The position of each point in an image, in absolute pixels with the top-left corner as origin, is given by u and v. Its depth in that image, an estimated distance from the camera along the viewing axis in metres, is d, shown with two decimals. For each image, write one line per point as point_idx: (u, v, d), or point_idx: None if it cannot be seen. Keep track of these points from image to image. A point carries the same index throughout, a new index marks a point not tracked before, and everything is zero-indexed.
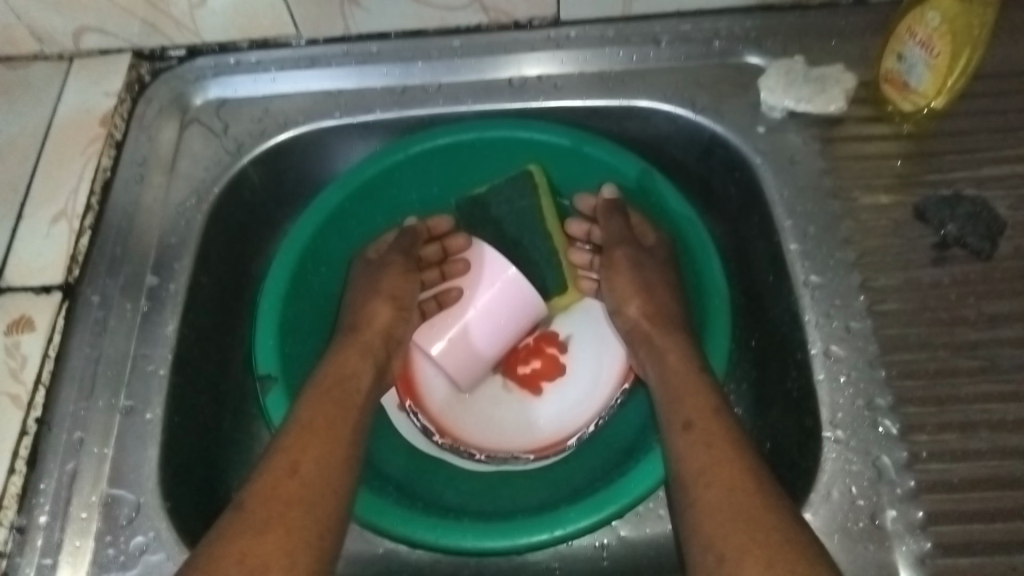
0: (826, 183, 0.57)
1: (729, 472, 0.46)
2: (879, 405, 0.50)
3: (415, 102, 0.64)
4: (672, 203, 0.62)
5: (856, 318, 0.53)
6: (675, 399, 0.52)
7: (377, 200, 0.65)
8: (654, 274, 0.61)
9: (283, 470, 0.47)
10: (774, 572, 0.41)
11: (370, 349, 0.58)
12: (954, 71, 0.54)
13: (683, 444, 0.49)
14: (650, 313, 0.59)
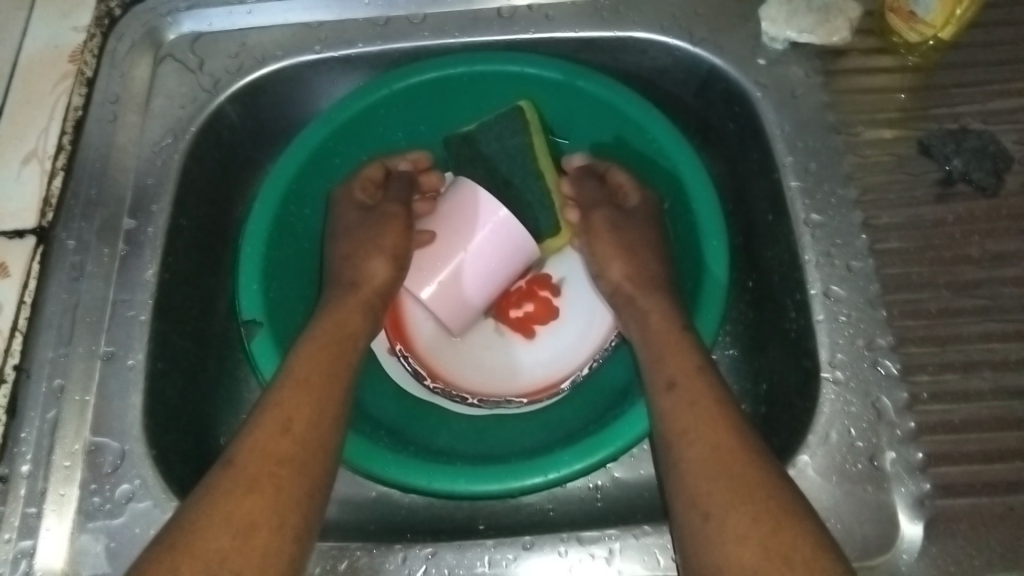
0: (828, 118, 0.55)
1: (716, 427, 0.45)
2: (879, 345, 0.49)
3: (399, 35, 0.61)
4: (668, 146, 0.59)
5: (857, 258, 0.52)
6: (660, 358, 0.50)
7: (362, 137, 0.63)
8: (637, 236, 0.59)
9: (275, 427, 0.46)
10: (759, 528, 0.40)
11: (366, 304, 0.56)
12: (964, 0, 0.51)
13: (666, 404, 0.48)
14: (631, 274, 0.58)
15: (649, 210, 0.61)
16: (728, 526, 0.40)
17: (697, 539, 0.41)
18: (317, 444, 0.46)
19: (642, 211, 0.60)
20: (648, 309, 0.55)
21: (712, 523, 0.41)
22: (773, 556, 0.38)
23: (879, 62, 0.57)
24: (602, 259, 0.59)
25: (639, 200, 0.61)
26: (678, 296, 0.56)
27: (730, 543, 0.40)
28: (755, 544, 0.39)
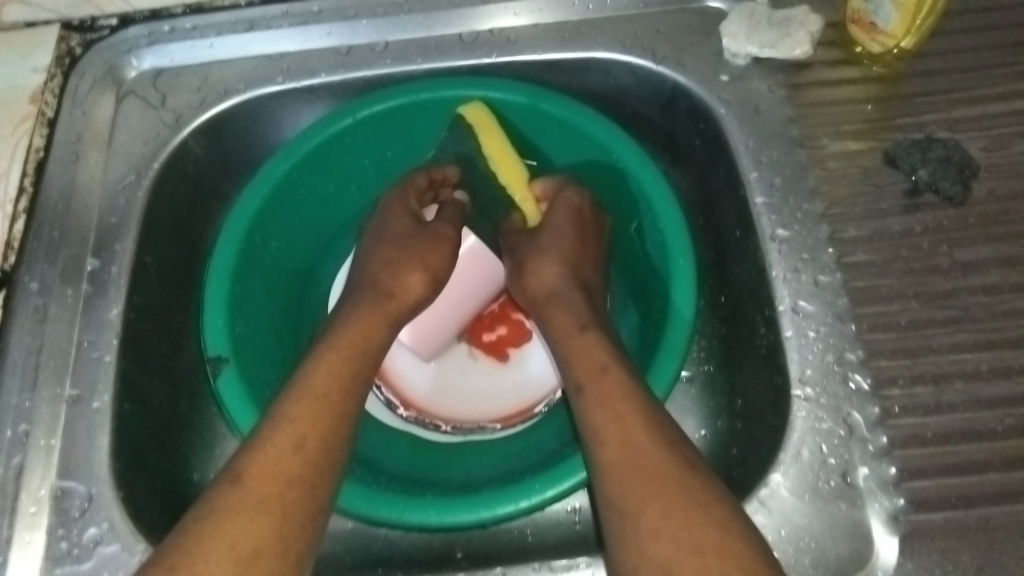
0: (792, 132, 0.55)
1: (625, 419, 0.44)
2: (849, 360, 0.49)
3: (362, 63, 0.61)
4: (635, 165, 0.58)
5: (825, 272, 0.51)
6: (570, 363, 0.50)
7: (331, 167, 0.62)
8: (547, 241, 0.58)
9: (288, 446, 0.42)
10: (670, 520, 0.39)
11: (387, 312, 0.54)
12: (922, 12, 0.51)
13: (579, 408, 0.47)
14: (538, 281, 0.57)
15: (571, 212, 0.59)
16: (640, 524, 0.40)
17: (616, 540, 0.40)
18: (328, 465, 0.43)
19: (558, 213, 0.59)
20: (551, 315, 0.55)
21: (626, 521, 0.40)
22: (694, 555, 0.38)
23: (843, 74, 0.56)
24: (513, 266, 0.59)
25: (562, 205, 0.59)
26: (583, 297, 0.55)
27: (645, 542, 0.39)
28: (668, 541, 0.38)
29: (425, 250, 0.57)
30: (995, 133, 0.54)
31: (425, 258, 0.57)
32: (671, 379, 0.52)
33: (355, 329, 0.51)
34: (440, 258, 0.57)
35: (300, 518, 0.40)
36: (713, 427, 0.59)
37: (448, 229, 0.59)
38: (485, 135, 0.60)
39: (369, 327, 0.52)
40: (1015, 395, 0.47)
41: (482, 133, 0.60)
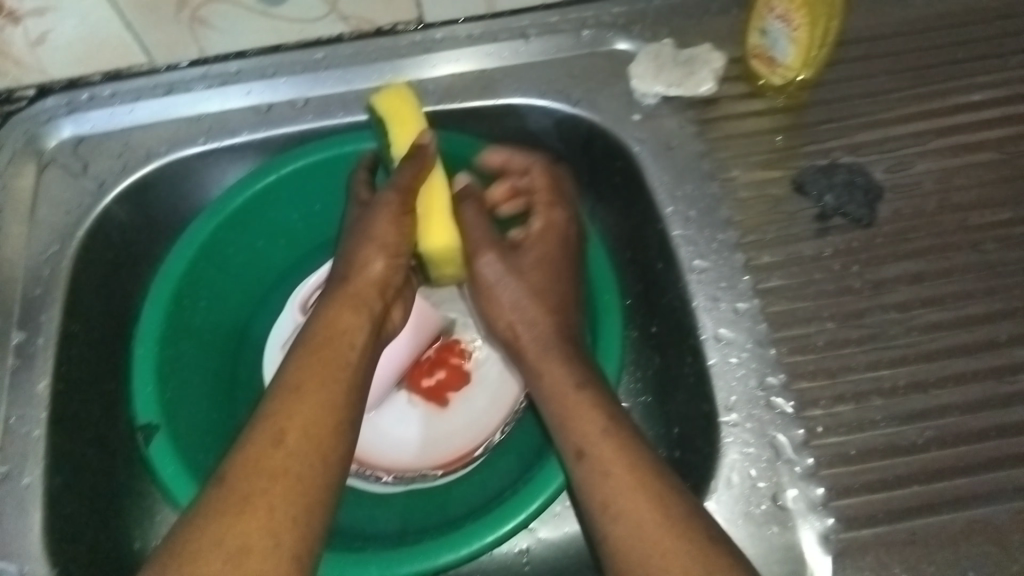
0: (703, 166, 0.57)
1: (633, 493, 0.43)
2: (771, 384, 0.50)
3: (283, 119, 0.62)
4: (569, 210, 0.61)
5: (743, 299, 0.53)
6: (565, 425, 0.49)
7: (259, 226, 0.62)
8: (535, 279, 0.57)
9: (267, 442, 0.42)
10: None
11: (364, 303, 0.52)
12: (816, 43, 0.53)
13: (581, 475, 0.46)
14: (523, 331, 0.55)
15: (551, 246, 0.58)
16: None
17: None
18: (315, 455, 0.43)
19: (540, 245, 0.58)
20: (540, 371, 0.53)
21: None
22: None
23: (750, 105, 0.58)
24: (499, 307, 0.56)
25: (548, 234, 0.58)
26: (572, 347, 0.53)
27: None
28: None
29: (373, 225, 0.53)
30: (896, 155, 0.56)
31: (372, 237, 0.53)
32: None
33: (329, 324, 0.50)
34: (393, 232, 0.53)
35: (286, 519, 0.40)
36: None
37: (395, 198, 0.53)
38: (406, 134, 0.54)
39: (353, 325, 0.50)
40: (932, 407, 0.49)
41: (401, 134, 0.54)
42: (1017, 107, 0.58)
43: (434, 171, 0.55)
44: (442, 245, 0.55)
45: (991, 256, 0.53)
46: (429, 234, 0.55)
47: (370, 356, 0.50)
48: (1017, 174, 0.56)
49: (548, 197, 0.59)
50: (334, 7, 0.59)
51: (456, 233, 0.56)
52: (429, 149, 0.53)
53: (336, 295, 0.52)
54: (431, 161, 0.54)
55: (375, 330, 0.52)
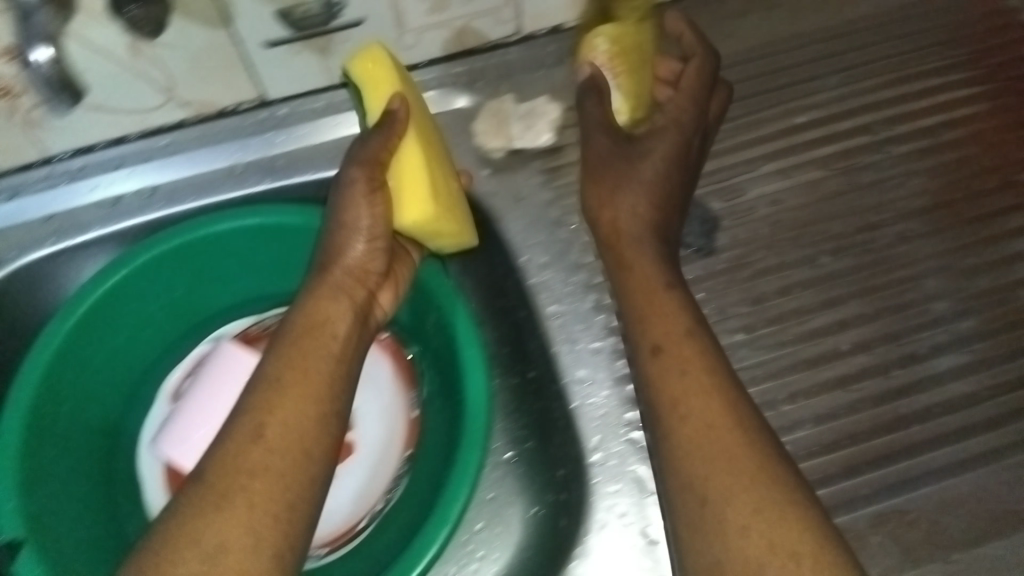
0: (551, 214, 0.60)
1: (704, 396, 0.45)
2: (630, 419, 0.52)
3: (131, 211, 0.63)
4: (450, 313, 0.57)
5: (597, 338, 0.55)
6: (644, 320, 0.49)
7: (120, 319, 0.61)
8: (646, 171, 0.55)
9: (246, 438, 0.45)
10: (756, 501, 0.40)
11: (345, 293, 0.53)
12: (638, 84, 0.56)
13: (655, 368, 0.47)
14: (621, 219, 0.54)
15: (671, 147, 0.55)
16: (731, 516, 0.40)
17: (695, 522, 0.41)
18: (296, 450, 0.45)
19: (663, 140, 0.55)
20: (628, 260, 0.53)
21: (712, 505, 0.41)
22: (779, 552, 0.39)
23: None
24: (601, 192, 0.55)
25: (670, 134, 0.55)
26: (664, 247, 0.53)
27: (734, 537, 0.40)
28: (761, 537, 0.40)
29: (345, 209, 0.52)
30: (728, 183, 0.60)
31: (348, 224, 0.53)
32: (478, 464, 0.52)
33: (309, 315, 0.51)
34: (366, 212, 0.53)
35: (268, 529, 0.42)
36: (531, 513, 0.58)
37: (361, 176, 0.52)
38: (380, 98, 0.54)
39: (335, 313, 0.52)
40: (786, 423, 0.51)
41: (375, 100, 0.54)
42: (832, 126, 0.62)
43: (407, 139, 0.54)
44: (412, 219, 0.53)
45: (827, 269, 0.57)
46: (401, 208, 0.54)
47: (352, 345, 0.52)
48: (846, 189, 0.60)
49: (689, 93, 0.56)
50: (170, 93, 0.60)
51: (431, 205, 0.54)
52: (399, 116, 0.53)
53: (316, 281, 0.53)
54: (404, 127, 0.53)
55: (358, 317, 0.53)
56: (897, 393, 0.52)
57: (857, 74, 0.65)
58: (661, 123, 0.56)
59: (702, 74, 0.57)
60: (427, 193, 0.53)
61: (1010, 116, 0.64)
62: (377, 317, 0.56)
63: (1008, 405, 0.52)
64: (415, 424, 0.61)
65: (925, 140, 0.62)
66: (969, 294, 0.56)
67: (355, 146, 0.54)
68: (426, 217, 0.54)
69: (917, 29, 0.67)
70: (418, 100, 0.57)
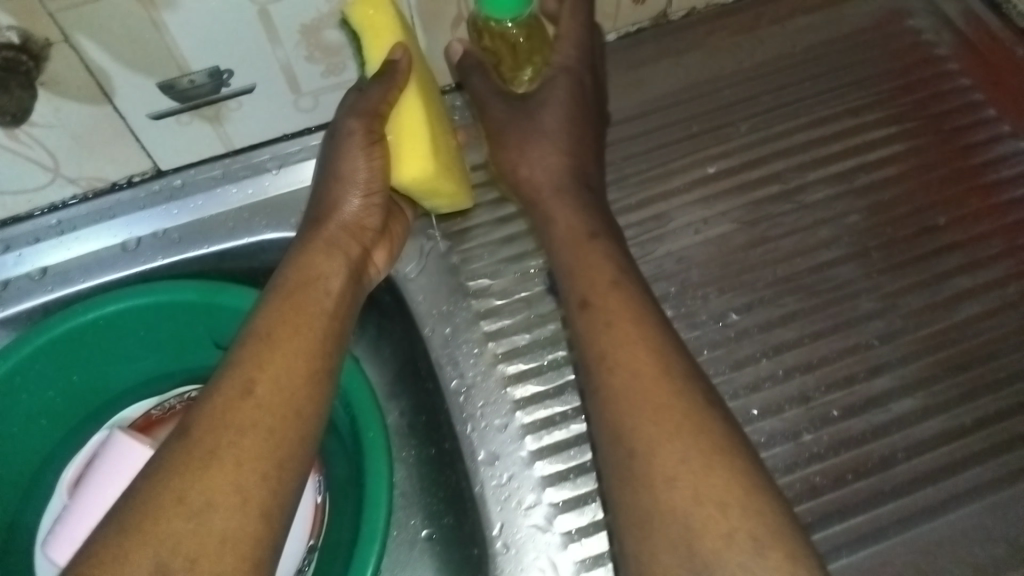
0: (458, 279, 0.59)
1: (650, 377, 0.43)
2: (530, 502, 0.51)
3: (21, 295, 0.60)
4: (360, 411, 0.54)
5: (500, 415, 0.54)
6: (574, 275, 0.50)
7: (11, 411, 0.58)
8: (549, 122, 0.55)
9: (234, 392, 0.44)
10: (684, 437, 0.41)
11: (339, 250, 0.54)
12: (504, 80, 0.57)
13: (585, 324, 0.47)
14: (536, 176, 0.55)
15: (570, 97, 0.55)
16: (658, 467, 0.40)
17: (624, 475, 0.41)
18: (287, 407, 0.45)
19: (560, 86, 0.55)
20: (552, 211, 0.54)
21: (640, 456, 0.41)
22: (706, 503, 0.38)
23: (502, 211, 0.61)
24: (511, 152, 0.56)
25: (565, 81, 0.55)
26: (584, 191, 0.54)
27: (662, 487, 0.40)
28: (688, 488, 0.39)
29: (340, 162, 0.53)
30: (640, 241, 0.60)
31: (344, 178, 0.53)
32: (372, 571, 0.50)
33: (302, 272, 0.51)
34: (364, 165, 0.53)
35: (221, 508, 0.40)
36: None
37: (360, 127, 0.51)
38: (379, 47, 0.51)
39: (327, 270, 0.52)
40: None
41: (374, 48, 0.51)
42: (744, 174, 0.62)
43: (408, 90, 0.52)
44: (412, 176, 0.52)
45: (737, 327, 0.56)
46: (402, 163, 0.53)
47: (346, 302, 0.53)
48: (754, 241, 0.59)
49: (571, 40, 0.55)
50: (56, 173, 0.57)
51: (432, 162, 0.53)
52: (400, 67, 0.51)
53: (309, 236, 0.54)
54: (405, 79, 0.51)
55: (352, 274, 0.54)
56: (811, 458, 0.52)
57: (771, 117, 0.64)
58: (549, 74, 0.56)
59: (576, 18, 0.55)
60: (427, 148, 0.52)
61: (931, 156, 0.63)
62: (372, 274, 0.57)
63: (930, 463, 0.51)
64: (320, 511, 0.59)
65: (841, 185, 0.61)
66: (886, 349, 0.55)
67: (351, 100, 0.53)
68: (427, 174, 0.53)
69: (833, 67, 0.66)
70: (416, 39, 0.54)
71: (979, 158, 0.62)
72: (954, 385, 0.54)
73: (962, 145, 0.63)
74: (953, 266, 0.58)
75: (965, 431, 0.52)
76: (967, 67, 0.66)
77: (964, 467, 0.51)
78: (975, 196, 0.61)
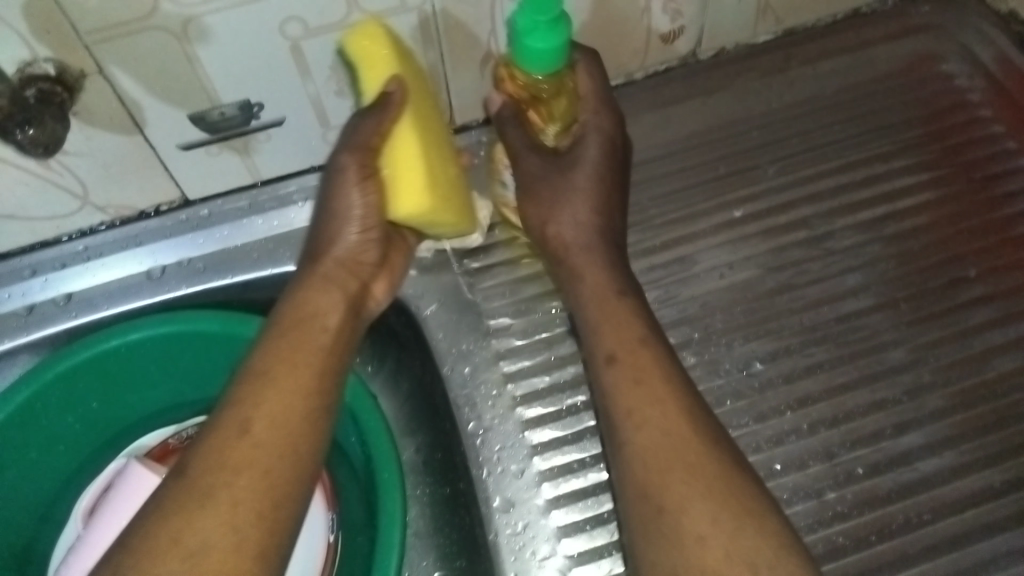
0: (479, 318, 0.59)
1: (687, 443, 0.43)
2: (543, 553, 0.51)
3: (45, 320, 0.61)
4: (376, 448, 0.54)
5: (517, 460, 0.54)
6: (601, 330, 0.49)
7: (32, 436, 0.59)
8: (578, 181, 0.54)
9: (232, 431, 0.44)
10: (716, 497, 0.41)
11: (337, 285, 0.54)
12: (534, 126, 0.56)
13: (612, 377, 0.47)
14: (565, 233, 0.54)
15: (602, 157, 0.54)
16: (687, 525, 0.40)
17: (650, 528, 0.41)
18: (281, 447, 0.45)
19: (591, 145, 0.54)
20: (579, 270, 0.53)
21: (669, 516, 0.41)
22: (733, 563, 0.39)
23: (524, 248, 0.61)
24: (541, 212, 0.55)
25: (594, 138, 0.54)
26: (613, 251, 0.54)
27: (690, 546, 0.40)
28: (717, 547, 0.39)
29: (337, 199, 0.52)
30: (662, 286, 0.59)
31: (339, 212, 0.53)
32: None
33: (298, 307, 0.51)
34: (359, 199, 0.52)
35: (252, 528, 0.41)
36: None
37: (351, 162, 0.50)
38: (375, 79, 0.49)
39: (326, 307, 0.52)
40: None
41: (371, 80, 0.49)
42: (771, 219, 0.61)
43: (402, 123, 0.50)
44: (407, 211, 0.50)
45: (761, 377, 0.56)
46: (397, 198, 0.51)
47: (344, 337, 0.52)
48: (778, 288, 0.59)
49: (596, 99, 0.54)
50: (84, 200, 0.58)
51: (426, 197, 0.50)
52: (395, 100, 0.49)
53: (307, 272, 0.54)
54: (400, 112, 0.49)
55: (350, 307, 0.54)
56: (835, 517, 0.51)
57: (799, 161, 0.64)
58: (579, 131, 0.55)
59: (596, 79, 0.54)
60: (422, 183, 0.50)
61: (960, 206, 0.62)
62: (371, 308, 0.56)
63: (956, 526, 0.50)
64: (333, 549, 0.59)
65: (870, 234, 0.61)
66: (913, 405, 0.54)
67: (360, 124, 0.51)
68: (421, 209, 0.51)
69: (861, 114, 0.66)
70: (419, 74, 0.52)
71: (1011, 209, 0.61)
72: (983, 444, 0.53)
73: (995, 195, 0.62)
74: (985, 319, 0.57)
75: (993, 494, 0.51)
76: (1000, 115, 0.65)
77: (992, 531, 0.50)
78: (1007, 248, 0.60)
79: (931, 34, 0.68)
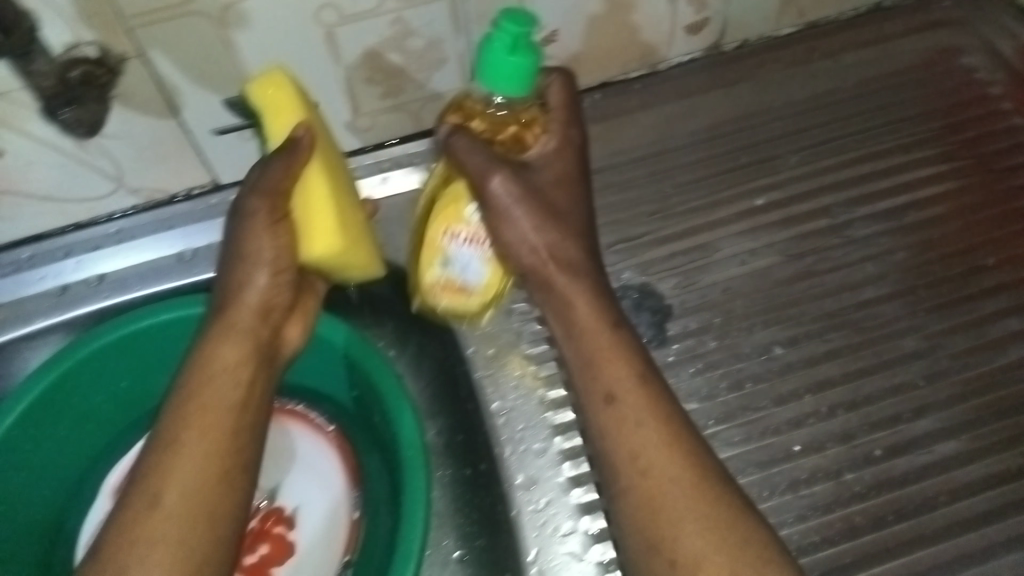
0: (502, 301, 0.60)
1: (694, 489, 0.43)
2: (564, 529, 0.52)
3: (78, 300, 0.62)
4: (399, 420, 0.56)
5: (540, 439, 0.55)
6: (584, 369, 0.49)
7: (63, 415, 0.60)
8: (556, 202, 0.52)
9: (142, 504, 0.44)
10: (728, 551, 0.42)
11: (246, 334, 0.50)
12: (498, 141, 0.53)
13: (606, 421, 0.47)
14: (550, 257, 0.51)
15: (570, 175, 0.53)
16: None
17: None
18: (195, 516, 0.44)
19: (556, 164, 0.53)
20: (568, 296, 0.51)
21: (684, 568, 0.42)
22: None
23: None
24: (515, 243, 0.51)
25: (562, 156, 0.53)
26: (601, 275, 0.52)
27: None
28: None
29: (247, 243, 0.50)
30: (683, 272, 0.60)
31: (250, 256, 0.50)
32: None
33: (202, 362, 0.49)
34: (271, 244, 0.50)
35: None
36: None
37: (261, 207, 0.49)
38: (282, 124, 0.49)
39: (232, 360, 0.49)
40: None
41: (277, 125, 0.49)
42: (792, 207, 0.62)
43: (312, 165, 0.49)
44: (322, 250, 0.50)
45: (780, 361, 0.56)
46: (310, 239, 0.50)
47: (257, 389, 0.50)
48: (798, 275, 0.59)
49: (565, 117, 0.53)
50: (119, 182, 0.59)
51: (339, 237, 0.51)
52: (305, 143, 0.48)
53: (212, 322, 0.51)
54: (309, 155, 0.49)
55: (262, 354, 0.51)
56: (852, 498, 0.52)
57: (820, 151, 0.64)
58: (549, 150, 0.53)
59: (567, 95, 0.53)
60: (335, 223, 0.50)
61: (977, 196, 0.62)
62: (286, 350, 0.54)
63: (970, 508, 0.51)
64: (356, 526, 0.60)
65: (888, 223, 0.61)
66: (930, 390, 0.55)
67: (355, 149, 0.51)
68: (336, 248, 0.51)
69: (881, 105, 0.66)
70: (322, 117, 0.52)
71: None
72: (998, 429, 0.54)
73: (1011, 188, 0.63)
74: (1001, 308, 0.58)
75: (1008, 478, 0.52)
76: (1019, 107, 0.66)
77: (1006, 514, 0.51)
78: None
79: (952, 29, 0.69)
